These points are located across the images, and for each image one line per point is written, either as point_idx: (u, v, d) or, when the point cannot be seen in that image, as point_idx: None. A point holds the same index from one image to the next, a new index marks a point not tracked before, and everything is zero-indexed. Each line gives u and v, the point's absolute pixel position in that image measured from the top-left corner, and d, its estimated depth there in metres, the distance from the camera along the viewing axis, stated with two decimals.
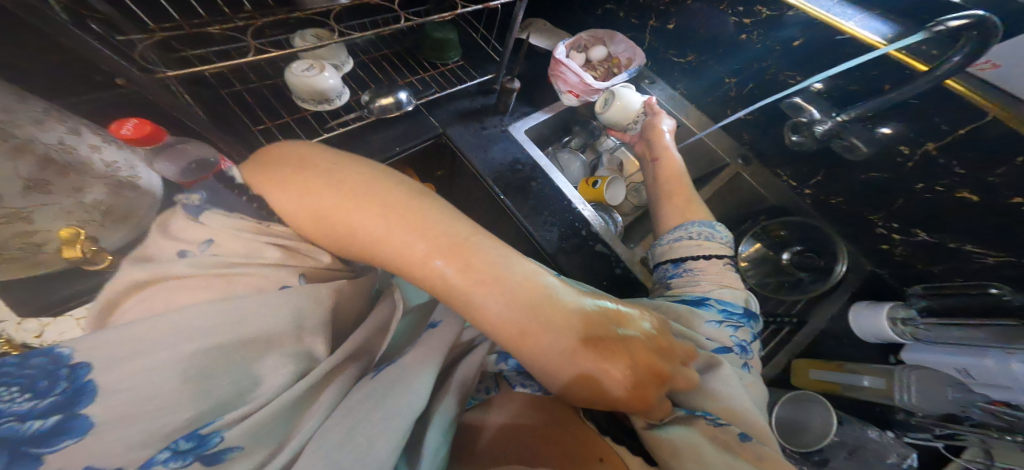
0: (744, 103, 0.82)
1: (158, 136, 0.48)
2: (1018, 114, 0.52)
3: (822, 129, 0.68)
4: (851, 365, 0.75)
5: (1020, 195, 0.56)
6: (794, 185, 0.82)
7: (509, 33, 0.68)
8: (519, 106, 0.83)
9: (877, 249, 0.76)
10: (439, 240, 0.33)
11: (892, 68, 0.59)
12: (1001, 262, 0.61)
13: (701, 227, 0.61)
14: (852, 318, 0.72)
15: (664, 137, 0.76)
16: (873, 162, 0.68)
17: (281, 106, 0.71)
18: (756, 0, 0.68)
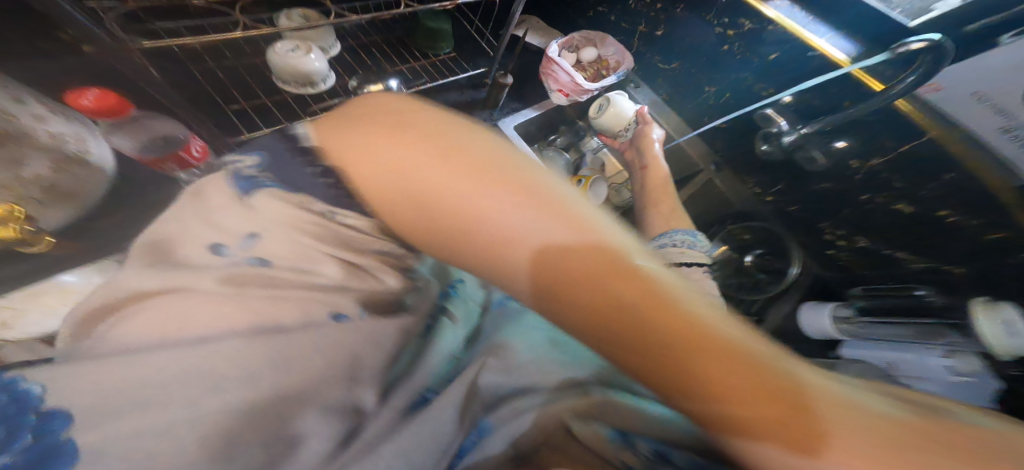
0: (722, 112, 0.86)
1: (120, 109, 0.52)
2: (950, 136, 0.59)
3: (789, 140, 0.73)
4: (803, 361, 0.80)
5: (947, 210, 0.61)
6: (759, 192, 0.83)
7: (508, 28, 0.68)
8: (508, 102, 0.83)
9: (822, 254, 0.79)
10: (577, 228, 0.27)
11: (853, 86, 0.66)
12: (923, 267, 0.66)
13: (685, 236, 0.65)
14: (800, 317, 0.76)
15: (653, 146, 0.78)
16: (826, 175, 0.73)
17: (260, 87, 0.68)
18: (741, 13, 0.74)
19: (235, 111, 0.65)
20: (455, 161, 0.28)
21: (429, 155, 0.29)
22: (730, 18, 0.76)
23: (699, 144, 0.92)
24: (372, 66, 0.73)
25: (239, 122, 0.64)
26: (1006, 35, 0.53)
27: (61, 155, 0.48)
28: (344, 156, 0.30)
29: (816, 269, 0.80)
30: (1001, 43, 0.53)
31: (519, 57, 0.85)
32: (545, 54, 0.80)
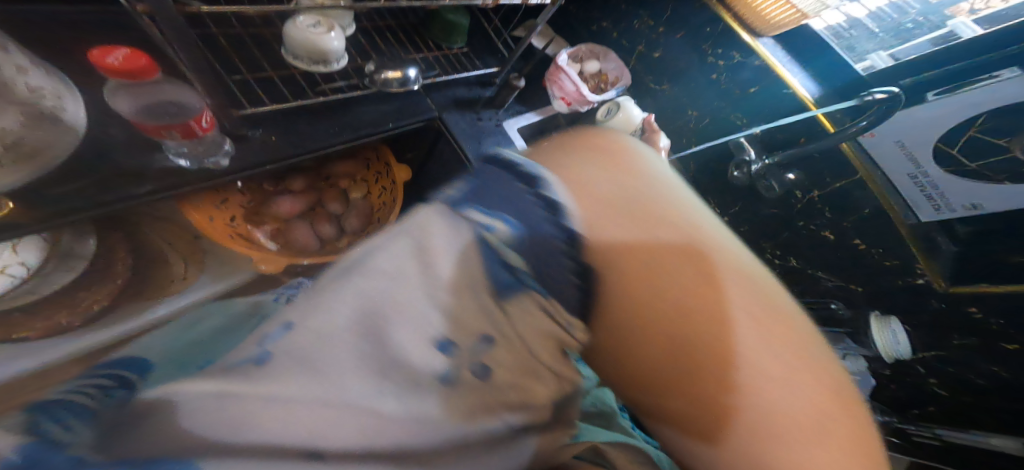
0: (700, 135, 0.96)
1: (151, 72, 0.44)
2: (875, 179, 0.69)
3: (756, 167, 0.81)
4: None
5: (862, 241, 0.72)
6: (718, 211, 0.96)
7: (530, 34, 0.71)
8: (513, 104, 0.85)
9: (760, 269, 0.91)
10: (745, 295, 0.27)
11: (811, 125, 0.76)
12: (835, 285, 0.78)
13: None
14: None
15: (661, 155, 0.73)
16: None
17: (267, 60, 0.64)
18: (733, 47, 0.83)
19: (235, 82, 0.60)
20: (627, 214, 0.28)
21: (629, 241, 0.27)
22: (723, 50, 0.85)
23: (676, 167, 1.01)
24: (386, 50, 0.71)
25: (236, 91, 0.59)
26: (930, 94, 0.62)
27: (39, 108, 0.47)
28: (593, 222, 0.27)
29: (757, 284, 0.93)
30: (927, 99, 0.62)
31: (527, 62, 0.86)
32: (554, 61, 0.82)
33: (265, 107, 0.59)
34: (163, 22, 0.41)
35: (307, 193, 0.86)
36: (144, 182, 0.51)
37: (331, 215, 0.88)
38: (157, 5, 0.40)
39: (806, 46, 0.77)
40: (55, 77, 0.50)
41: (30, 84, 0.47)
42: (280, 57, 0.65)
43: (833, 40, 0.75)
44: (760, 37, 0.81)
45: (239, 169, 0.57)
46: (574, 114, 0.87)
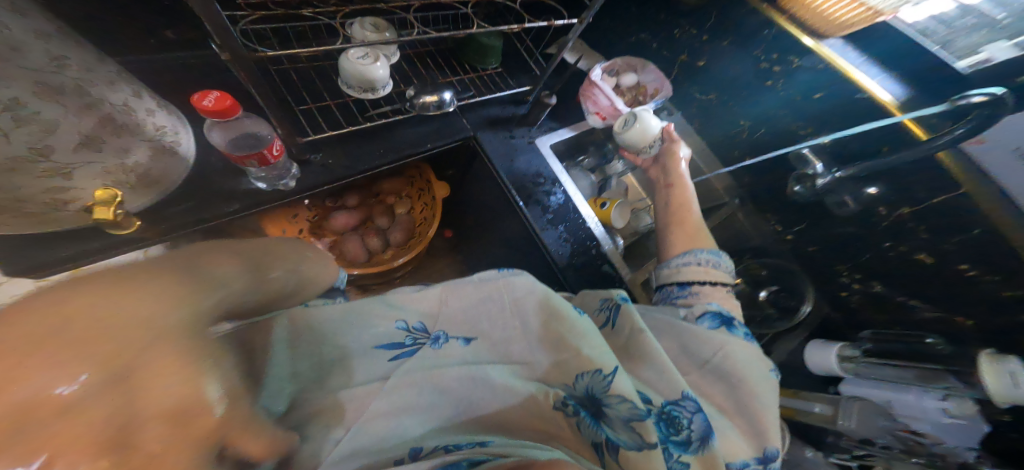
0: (755, 146, 0.92)
1: (234, 112, 0.48)
2: (985, 192, 0.60)
3: (823, 182, 0.79)
4: (802, 393, 0.89)
5: (968, 265, 0.65)
6: (779, 229, 0.92)
7: (562, 51, 0.72)
8: (546, 121, 0.87)
9: (836, 295, 0.85)
10: (185, 309, 0.26)
11: (897, 134, 0.68)
12: (934, 315, 0.72)
13: (709, 255, 0.64)
14: (807, 352, 0.86)
15: (680, 165, 0.80)
16: (854, 219, 0.77)
17: (326, 90, 0.72)
18: (791, 52, 0.77)
19: (302, 111, 0.68)
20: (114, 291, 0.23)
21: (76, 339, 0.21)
22: (779, 55, 0.79)
23: (727, 180, 1.00)
24: (425, 75, 0.77)
25: (302, 119, 0.68)
26: None
27: (161, 142, 0.57)
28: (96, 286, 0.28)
29: (827, 310, 0.88)
30: None
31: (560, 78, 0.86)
32: (587, 77, 0.82)
33: (324, 134, 0.67)
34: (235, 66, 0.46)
35: (360, 208, 0.99)
36: (232, 202, 0.64)
37: (378, 229, 0.99)
38: (236, 53, 0.45)
39: (884, 43, 0.68)
40: (174, 116, 0.60)
41: (156, 124, 0.55)
42: (336, 85, 0.73)
43: (922, 37, 0.65)
44: (824, 39, 0.73)
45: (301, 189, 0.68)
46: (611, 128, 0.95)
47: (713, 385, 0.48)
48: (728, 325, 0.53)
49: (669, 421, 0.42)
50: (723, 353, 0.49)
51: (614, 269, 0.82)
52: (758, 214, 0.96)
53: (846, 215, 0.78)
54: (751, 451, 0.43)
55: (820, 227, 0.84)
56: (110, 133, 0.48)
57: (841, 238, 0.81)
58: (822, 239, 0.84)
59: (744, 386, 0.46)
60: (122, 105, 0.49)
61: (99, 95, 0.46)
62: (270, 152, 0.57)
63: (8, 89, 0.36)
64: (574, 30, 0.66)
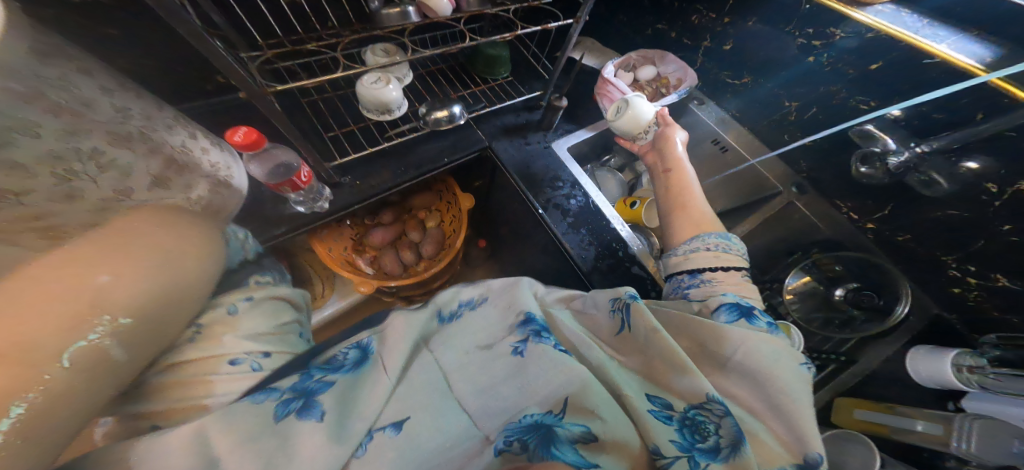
0: (807, 129, 0.83)
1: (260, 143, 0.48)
2: None
3: (897, 161, 0.68)
4: (898, 406, 0.69)
5: None
6: (855, 218, 0.79)
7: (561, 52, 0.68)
8: (563, 124, 0.87)
9: (947, 293, 0.69)
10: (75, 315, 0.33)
11: (987, 97, 0.58)
12: None
13: (718, 239, 0.59)
14: (909, 361, 0.67)
15: (677, 147, 0.72)
16: (951, 200, 0.65)
17: (349, 116, 0.77)
18: (827, 23, 0.71)
19: (330, 137, 0.74)
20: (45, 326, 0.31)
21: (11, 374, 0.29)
22: (814, 28, 0.73)
23: (777, 165, 0.89)
24: (438, 92, 0.80)
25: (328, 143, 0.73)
26: None
27: (217, 178, 0.60)
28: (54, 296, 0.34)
29: (936, 309, 0.71)
30: None
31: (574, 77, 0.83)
32: (601, 75, 0.82)
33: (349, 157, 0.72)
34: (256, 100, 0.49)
35: (394, 224, 1.07)
36: (279, 224, 0.71)
37: (411, 243, 1.07)
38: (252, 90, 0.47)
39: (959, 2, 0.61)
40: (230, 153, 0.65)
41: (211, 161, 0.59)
42: (357, 110, 0.78)
43: None
44: (870, 7, 0.68)
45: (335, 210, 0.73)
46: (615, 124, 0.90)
47: (739, 384, 0.42)
48: (749, 315, 0.47)
49: (692, 427, 0.38)
50: (749, 347, 0.42)
51: (646, 271, 0.76)
52: (825, 202, 0.83)
53: (936, 197, 0.66)
54: (788, 456, 0.37)
55: (904, 211, 0.71)
56: (178, 172, 0.53)
57: (940, 223, 0.67)
58: (909, 227, 0.71)
59: (774, 376, 0.40)
60: (180, 146, 0.54)
61: (159, 138, 0.51)
62: (300, 180, 0.62)
63: (91, 141, 0.42)
64: (572, 29, 0.64)
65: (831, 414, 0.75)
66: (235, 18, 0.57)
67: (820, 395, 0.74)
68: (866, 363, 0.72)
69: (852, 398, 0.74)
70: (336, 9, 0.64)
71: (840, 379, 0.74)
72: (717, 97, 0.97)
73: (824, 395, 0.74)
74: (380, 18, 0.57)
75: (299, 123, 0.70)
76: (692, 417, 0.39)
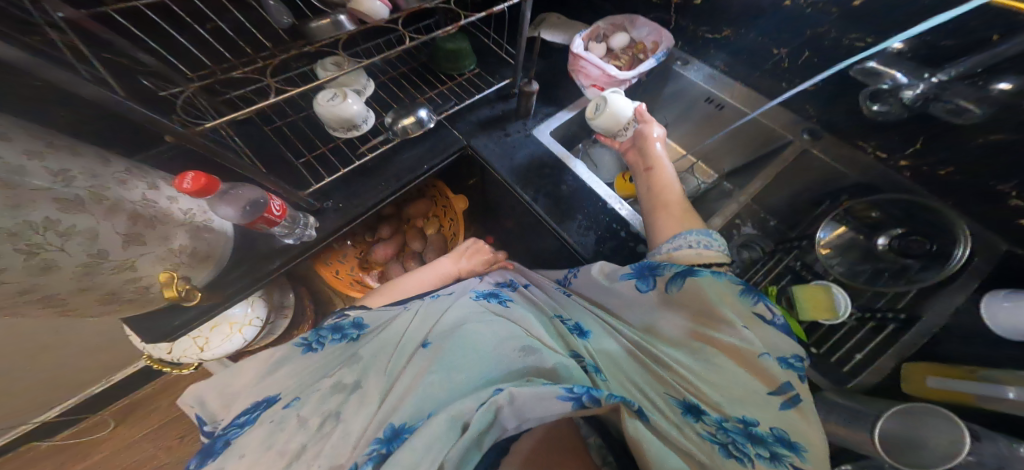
0: (806, 74, 0.77)
1: (214, 188, 0.44)
2: None
3: (912, 94, 0.62)
4: (984, 371, 0.56)
5: None
6: (883, 157, 0.71)
7: (519, 36, 0.62)
8: (541, 108, 0.83)
9: (1013, 225, 0.60)
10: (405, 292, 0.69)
11: (997, 16, 0.53)
12: None
13: (700, 236, 0.58)
14: (988, 314, 0.56)
15: (656, 147, 0.71)
16: (992, 124, 0.57)
17: (315, 134, 0.68)
18: None
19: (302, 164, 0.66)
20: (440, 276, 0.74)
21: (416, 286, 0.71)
22: None
23: (781, 114, 0.81)
24: (404, 98, 0.75)
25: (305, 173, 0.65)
26: None
27: (195, 223, 0.59)
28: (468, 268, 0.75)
29: (1005, 245, 0.60)
30: None
31: (536, 56, 0.70)
32: (571, 50, 0.78)
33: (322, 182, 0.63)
34: (189, 143, 0.44)
35: (394, 237, 1.07)
36: (272, 258, 0.71)
37: (414, 253, 1.08)
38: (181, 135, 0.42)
39: None
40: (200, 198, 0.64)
41: (183, 208, 0.57)
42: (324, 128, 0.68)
43: None
44: None
45: (324, 236, 0.68)
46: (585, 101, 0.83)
47: (722, 362, 0.45)
48: (691, 271, 0.51)
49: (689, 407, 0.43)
50: (737, 338, 0.45)
51: None
52: (846, 144, 0.75)
53: (968, 124, 0.59)
54: (758, 418, 0.41)
55: (941, 142, 0.64)
56: (145, 226, 0.52)
57: (984, 151, 0.60)
58: (954, 158, 0.63)
59: (749, 363, 0.44)
60: (142, 199, 0.51)
61: (116, 197, 0.48)
62: (274, 214, 0.55)
63: (42, 212, 0.42)
64: (523, 9, 0.59)
65: (901, 383, 0.62)
66: (158, 55, 0.56)
67: (883, 361, 0.63)
68: (935, 317, 0.61)
69: (923, 364, 0.61)
70: (265, 29, 0.63)
71: (904, 340, 0.62)
72: (703, 54, 0.89)
73: (889, 360, 0.63)
74: (309, 31, 0.53)
75: (265, 155, 0.63)
76: (674, 384, 0.45)
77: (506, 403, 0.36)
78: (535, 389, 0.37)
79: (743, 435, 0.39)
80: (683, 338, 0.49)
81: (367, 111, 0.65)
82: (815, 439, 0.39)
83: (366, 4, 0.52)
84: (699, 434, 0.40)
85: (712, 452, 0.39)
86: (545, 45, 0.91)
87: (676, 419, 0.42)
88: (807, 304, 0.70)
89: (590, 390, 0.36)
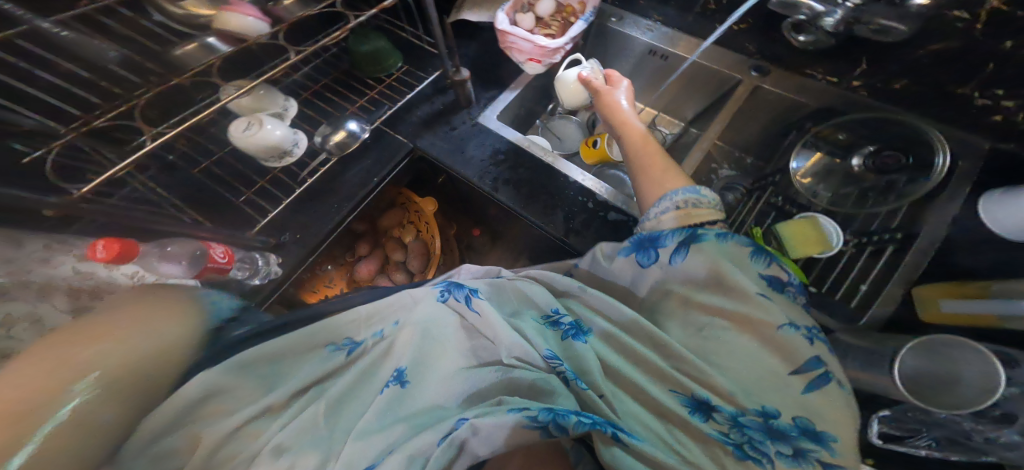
0: (729, 10, 0.74)
1: (131, 250, 0.41)
2: None
3: (832, 21, 0.61)
4: (997, 285, 0.56)
5: None
6: (835, 81, 0.71)
7: (431, 27, 0.60)
8: (483, 94, 0.81)
9: (989, 123, 0.61)
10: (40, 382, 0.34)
11: None
12: None
13: (686, 195, 0.55)
14: (991, 216, 0.57)
15: (625, 112, 0.70)
16: (928, 36, 0.58)
17: (251, 170, 0.65)
18: None
19: (244, 203, 0.63)
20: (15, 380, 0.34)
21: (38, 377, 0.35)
22: None
23: (722, 54, 0.79)
24: (332, 110, 0.72)
25: (250, 211, 0.62)
26: None
27: None
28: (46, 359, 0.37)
29: (986, 144, 0.62)
30: None
31: (449, 38, 0.65)
32: (496, 29, 0.77)
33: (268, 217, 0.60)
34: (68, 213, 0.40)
35: (374, 253, 1.07)
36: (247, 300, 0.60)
37: (397, 264, 1.07)
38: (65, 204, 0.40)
39: None
40: None
41: None
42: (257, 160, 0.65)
43: None
44: None
45: (291, 272, 0.64)
46: (533, 71, 0.82)
47: (735, 349, 0.45)
48: (694, 237, 0.50)
49: (700, 405, 0.43)
50: (756, 320, 0.44)
51: (624, 213, 0.68)
52: (795, 75, 0.74)
53: (903, 40, 0.61)
54: (781, 411, 0.41)
55: (886, 59, 0.64)
56: None
57: (936, 59, 0.60)
58: (907, 71, 0.64)
59: (772, 337, 0.44)
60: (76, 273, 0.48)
61: (44, 276, 0.45)
62: (219, 261, 0.52)
63: None
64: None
65: (916, 311, 0.60)
66: None
67: (892, 288, 0.60)
68: (933, 231, 0.61)
69: (936, 286, 0.59)
70: (154, 56, 0.54)
71: (908, 261, 0.61)
72: (634, 5, 0.85)
73: (898, 288, 0.60)
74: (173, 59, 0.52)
75: (201, 206, 0.60)
76: (679, 380, 0.44)
77: (470, 435, 0.38)
78: (498, 418, 0.38)
79: (762, 432, 0.40)
80: (688, 313, 0.49)
81: (295, 133, 0.62)
82: (836, 420, 0.40)
83: (235, 22, 0.48)
84: (709, 434, 0.41)
85: (726, 454, 0.40)
86: (474, 29, 0.88)
87: (682, 418, 0.43)
88: (796, 241, 0.66)
89: (557, 416, 0.38)
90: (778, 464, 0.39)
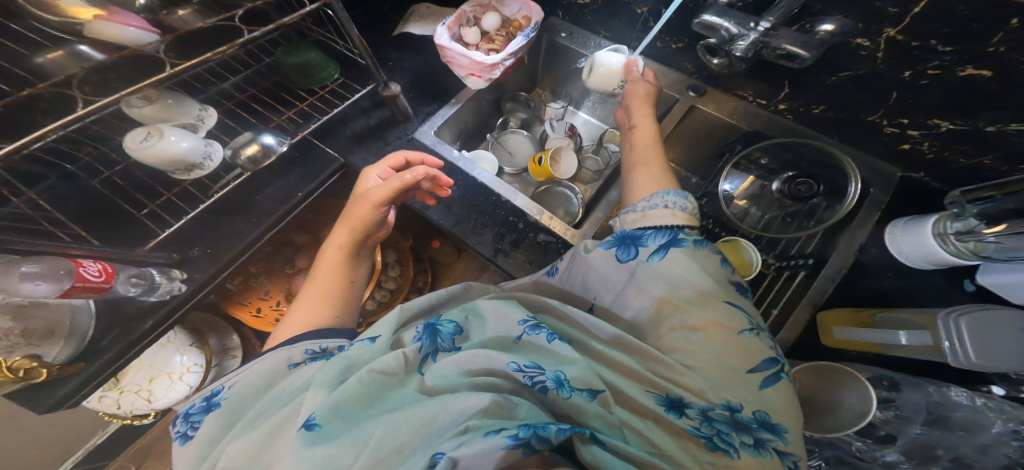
0: (665, 29, 0.75)
1: None
2: None
3: (744, 45, 0.58)
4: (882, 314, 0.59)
5: None
6: (764, 102, 0.75)
7: (354, 40, 0.59)
8: (422, 108, 0.80)
9: (899, 151, 0.65)
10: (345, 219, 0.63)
11: None
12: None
13: (676, 197, 0.57)
14: (893, 245, 0.61)
15: (641, 105, 0.72)
16: (836, 64, 0.61)
17: (157, 183, 0.62)
18: None
19: (146, 216, 0.59)
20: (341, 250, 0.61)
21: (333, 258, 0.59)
22: None
23: (665, 73, 0.82)
24: (256, 122, 0.69)
25: (150, 225, 0.58)
26: None
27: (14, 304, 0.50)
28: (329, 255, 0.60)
29: (896, 171, 0.67)
30: None
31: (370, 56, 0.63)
32: (437, 43, 0.77)
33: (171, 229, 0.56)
34: None
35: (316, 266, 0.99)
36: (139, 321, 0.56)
37: None
38: None
39: None
40: None
41: None
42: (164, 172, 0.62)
43: None
44: None
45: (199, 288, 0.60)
46: (474, 87, 0.81)
47: (702, 351, 0.44)
48: (674, 242, 0.50)
49: (675, 405, 0.41)
50: (723, 321, 0.45)
51: (554, 235, 0.68)
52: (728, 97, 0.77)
53: (814, 68, 0.64)
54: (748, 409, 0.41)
55: (803, 85, 0.67)
56: None
57: (846, 87, 0.63)
58: (824, 98, 0.67)
59: (739, 339, 0.44)
60: None
61: None
62: (93, 280, 0.49)
63: None
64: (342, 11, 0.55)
65: (818, 335, 0.63)
66: None
67: (800, 313, 0.63)
68: (840, 258, 0.64)
69: (833, 312, 0.61)
70: (17, 62, 0.52)
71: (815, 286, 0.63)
72: (581, 21, 0.87)
73: (805, 311, 0.63)
74: (45, 69, 0.54)
75: (92, 222, 0.56)
76: (654, 379, 0.43)
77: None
78: (475, 446, 0.33)
79: (728, 424, 0.40)
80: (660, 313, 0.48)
81: (208, 146, 0.59)
82: (789, 414, 0.41)
83: (123, 34, 0.52)
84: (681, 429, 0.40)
85: (698, 447, 0.39)
86: (419, 41, 0.88)
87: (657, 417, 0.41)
88: None
89: (537, 428, 0.33)
90: (742, 453, 0.38)
